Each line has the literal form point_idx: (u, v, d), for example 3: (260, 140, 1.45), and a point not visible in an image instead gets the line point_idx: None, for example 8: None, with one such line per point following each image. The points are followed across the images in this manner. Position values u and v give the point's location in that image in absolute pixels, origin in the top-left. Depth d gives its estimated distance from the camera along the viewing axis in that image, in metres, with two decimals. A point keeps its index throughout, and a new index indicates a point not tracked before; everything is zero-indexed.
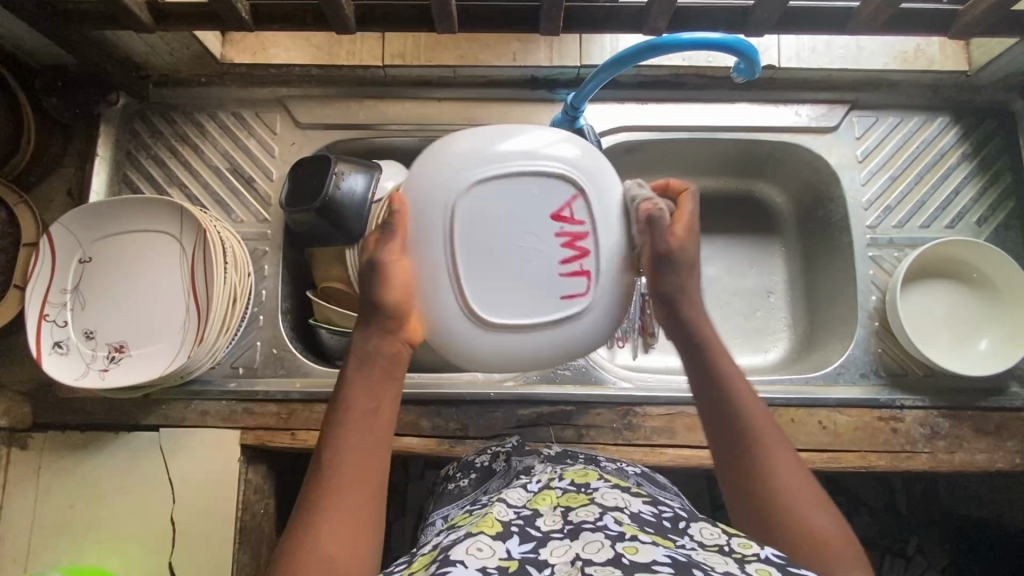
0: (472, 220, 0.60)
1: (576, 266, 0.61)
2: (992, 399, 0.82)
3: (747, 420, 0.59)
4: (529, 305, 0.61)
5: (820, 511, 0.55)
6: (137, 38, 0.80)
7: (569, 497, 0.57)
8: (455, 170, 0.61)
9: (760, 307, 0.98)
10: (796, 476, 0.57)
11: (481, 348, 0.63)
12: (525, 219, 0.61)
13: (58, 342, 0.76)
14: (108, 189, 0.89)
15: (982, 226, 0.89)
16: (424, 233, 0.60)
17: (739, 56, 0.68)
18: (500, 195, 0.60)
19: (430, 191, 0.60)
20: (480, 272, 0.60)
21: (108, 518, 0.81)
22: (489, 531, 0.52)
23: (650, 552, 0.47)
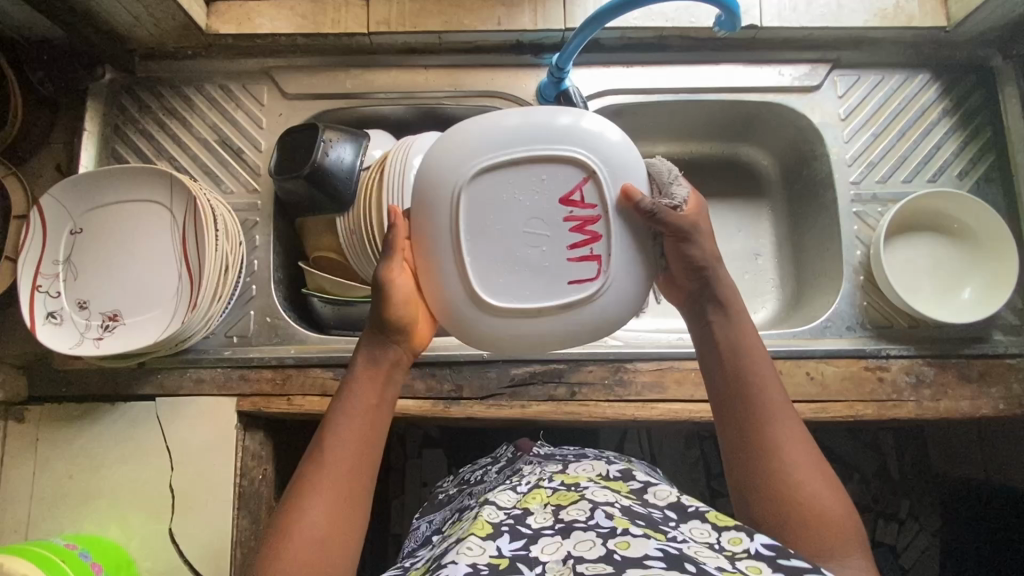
0: (478, 204, 0.58)
1: (587, 251, 0.59)
2: (975, 346, 0.84)
3: (757, 404, 0.61)
4: (537, 289, 0.59)
5: (825, 491, 0.57)
6: (121, 9, 0.80)
7: (557, 496, 0.61)
8: (463, 150, 0.59)
9: (749, 269, 1.00)
10: (802, 458, 0.59)
11: (490, 334, 0.61)
12: (533, 205, 0.59)
13: (52, 313, 0.77)
14: (97, 163, 0.89)
15: (963, 179, 0.90)
16: (432, 216, 0.59)
17: (719, 8, 0.70)
18: (508, 179, 0.58)
19: (437, 172, 0.59)
20: (486, 257, 0.59)
21: (107, 487, 0.82)
22: (479, 532, 0.55)
23: (642, 546, 0.49)
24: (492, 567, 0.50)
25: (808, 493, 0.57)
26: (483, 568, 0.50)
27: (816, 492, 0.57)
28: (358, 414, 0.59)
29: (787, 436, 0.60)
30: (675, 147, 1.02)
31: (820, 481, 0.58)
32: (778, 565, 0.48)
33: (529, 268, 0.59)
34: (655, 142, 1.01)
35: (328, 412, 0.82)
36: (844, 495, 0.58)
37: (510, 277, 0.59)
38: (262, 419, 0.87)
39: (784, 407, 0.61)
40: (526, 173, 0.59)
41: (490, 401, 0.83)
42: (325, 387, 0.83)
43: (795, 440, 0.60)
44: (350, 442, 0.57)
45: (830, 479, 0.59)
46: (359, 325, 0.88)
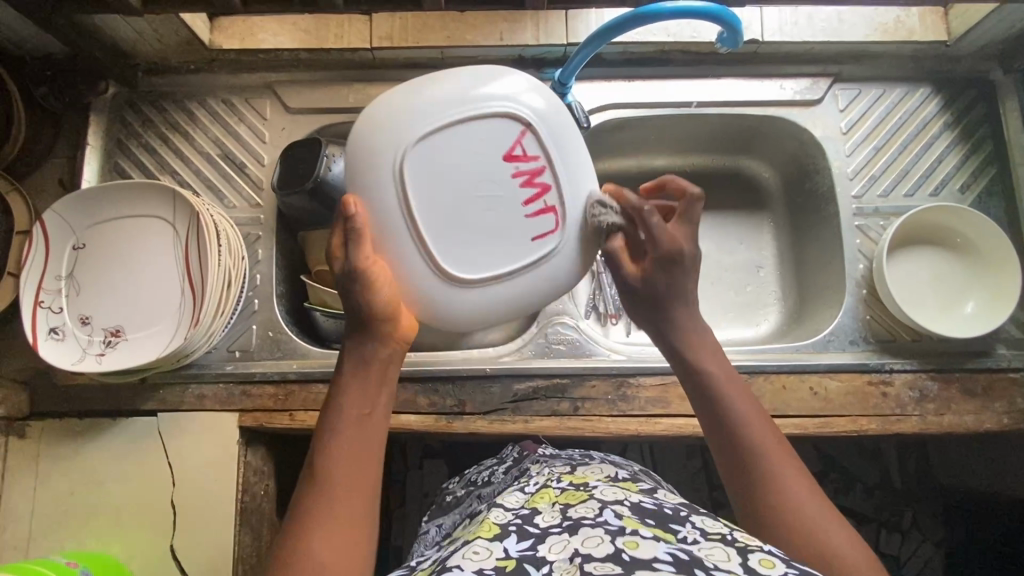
0: (426, 172, 0.58)
1: (540, 205, 0.61)
2: (979, 361, 0.84)
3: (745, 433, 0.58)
4: (502, 253, 0.61)
5: (835, 526, 0.53)
6: (125, 25, 0.80)
7: (567, 496, 0.60)
8: (402, 122, 0.58)
9: (751, 282, 1.00)
10: (803, 489, 0.55)
11: (459, 304, 0.62)
12: (479, 167, 0.59)
13: (53, 329, 0.77)
14: (100, 178, 0.89)
15: (965, 193, 0.90)
16: (381, 195, 0.58)
17: (721, 25, 0.71)
18: (451, 143, 0.59)
19: (378, 150, 0.58)
20: (443, 231, 0.59)
21: (108, 504, 0.81)
22: (486, 534, 0.55)
23: (651, 548, 0.47)
24: (500, 568, 0.49)
25: (820, 530, 0.53)
26: (489, 570, 0.48)
27: (828, 529, 0.53)
28: (349, 424, 0.56)
29: (786, 467, 0.57)
30: (676, 159, 1.02)
31: (830, 516, 0.54)
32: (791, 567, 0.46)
33: (483, 233, 0.60)
34: (656, 154, 1.01)
35: None
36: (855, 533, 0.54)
37: (472, 246, 0.60)
38: (264, 434, 0.87)
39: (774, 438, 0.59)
40: (465, 135, 0.59)
41: (493, 416, 0.82)
42: None
43: (791, 472, 0.57)
44: (342, 452, 0.55)
45: (837, 514, 0.54)
46: None
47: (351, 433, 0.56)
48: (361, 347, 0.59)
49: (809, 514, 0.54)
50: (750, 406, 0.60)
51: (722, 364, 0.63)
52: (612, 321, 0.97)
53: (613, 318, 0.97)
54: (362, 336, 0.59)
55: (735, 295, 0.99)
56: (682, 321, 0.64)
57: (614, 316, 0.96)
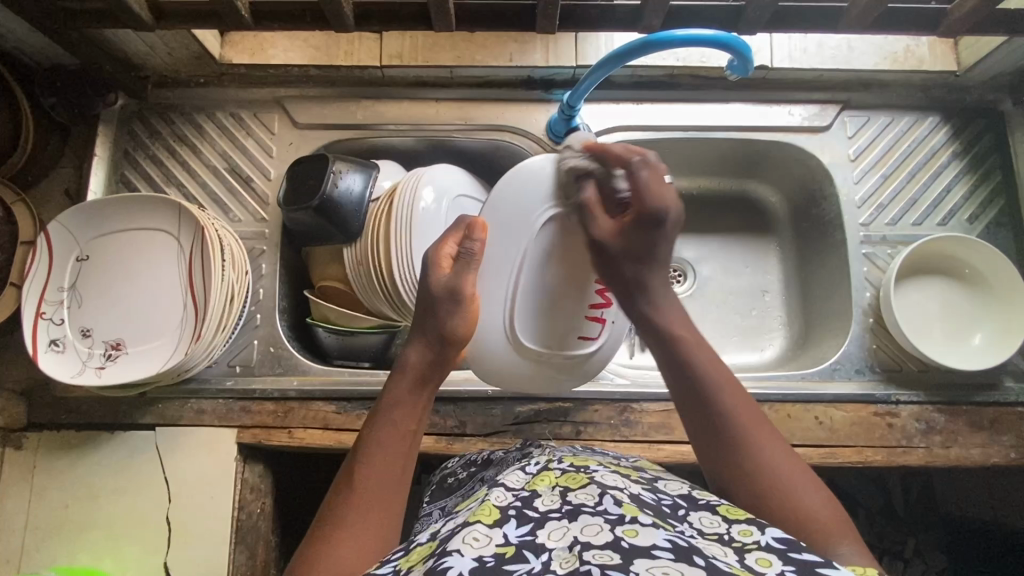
0: (535, 252, 0.69)
1: (599, 313, 0.72)
2: (986, 393, 0.83)
3: (708, 386, 0.59)
4: (556, 343, 0.73)
5: (811, 490, 0.54)
6: (136, 38, 0.80)
7: (567, 479, 0.55)
8: (534, 203, 0.68)
9: (756, 306, 0.99)
10: (774, 445, 0.56)
11: (506, 364, 0.74)
12: (572, 262, 0.70)
13: (54, 340, 0.76)
14: (106, 189, 0.89)
15: (974, 224, 0.90)
16: (496, 262, 0.69)
17: (732, 53, 0.70)
18: (558, 236, 0.69)
19: (508, 219, 0.68)
20: (528, 306, 0.70)
21: (103, 519, 0.80)
22: (486, 519, 0.50)
23: (650, 535, 0.45)
24: (499, 556, 0.45)
25: (786, 484, 0.54)
26: (488, 559, 0.45)
27: (798, 488, 0.53)
28: (394, 436, 0.58)
29: (755, 423, 0.57)
30: (682, 181, 1.02)
31: (799, 472, 0.55)
32: (789, 558, 0.44)
33: (554, 320, 0.71)
34: None
35: (331, 446, 0.82)
36: (829, 497, 0.54)
37: (536, 324, 0.71)
38: (262, 451, 0.86)
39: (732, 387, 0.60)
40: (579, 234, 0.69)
41: (493, 439, 0.82)
42: (327, 420, 0.83)
43: (767, 436, 0.57)
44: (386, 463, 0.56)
45: (809, 474, 0.55)
46: (363, 355, 0.87)
47: (399, 448, 0.58)
48: (419, 359, 0.63)
49: (781, 471, 0.54)
50: (714, 368, 0.61)
51: (690, 329, 0.64)
52: None
53: None
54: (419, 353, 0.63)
55: (740, 319, 0.98)
56: (652, 288, 0.66)
57: None
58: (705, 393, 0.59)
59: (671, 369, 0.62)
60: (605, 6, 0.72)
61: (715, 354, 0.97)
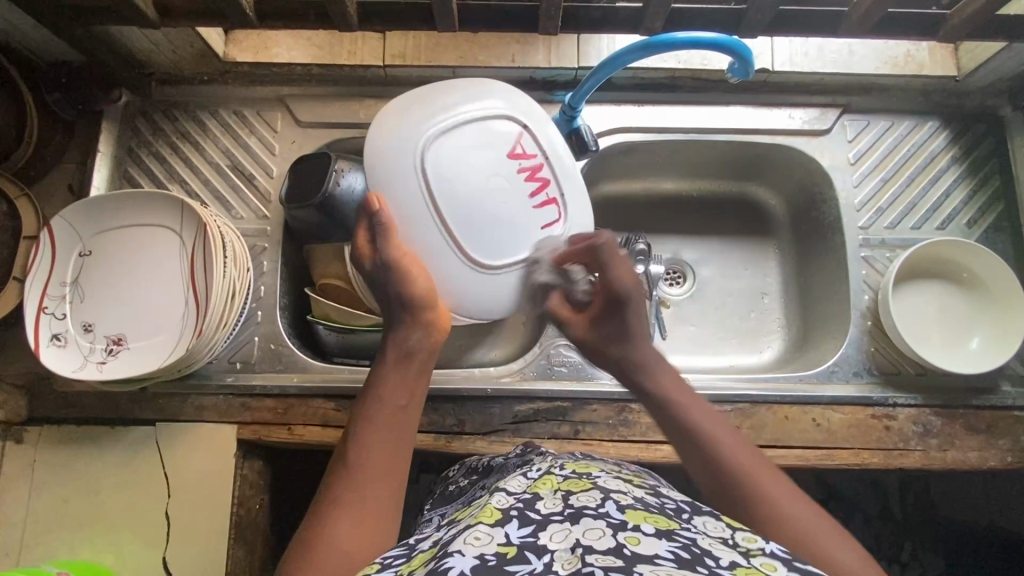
0: (440, 171, 0.67)
1: (542, 198, 0.72)
2: (983, 397, 0.83)
3: (719, 449, 0.60)
4: (519, 244, 0.72)
5: (840, 545, 0.52)
6: (141, 35, 0.81)
7: (569, 483, 0.56)
8: (407, 127, 0.68)
9: (755, 308, 1.00)
10: (794, 501, 0.55)
11: (483, 287, 0.72)
12: (485, 167, 0.69)
13: (56, 335, 0.77)
14: (109, 185, 0.90)
15: (972, 228, 0.90)
16: (407, 202, 0.67)
17: (732, 55, 0.71)
18: (455, 147, 0.68)
19: (390, 160, 0.67)
20: (468, 224, 0.69)
21: (103, 513, 0.81)
22: (488, 520, 0.51)
23: (652, 544, 0.45)
24: (500, 556, 0.46)
25: (819, 545, 0.51)
26: (490, 558, 0.46)
27: (827, 545, 0.51)
28: (389, 414, 0.60)
29: (770, 479, 0.57)
30: (682, 183, 1.02)
31: (816, 514, 0.54)
32: (793, 568, 0.45)
33: (501, 231, 0.70)
34: (663, 178, 1.02)
35: (330, 442, 0.82)
36: (857, 550, 0.52)
37: (488, 236, 0.70)
38: (262, 447, 0.86)
39: (743, 447, 0.60)
40: (479, 138, 0.69)
41: (492, 437, 0.82)
42: (327, 417, 0.83)
43: (786, 491, 0.56)
44: (378, 437, 0.58)
45: (836, 528, 0.53)
46: (365, 354, 0.88)
47: (389, 419, 0.59)
48: (406, 337, 0.65)
49: (806, 527, 0.53)
50: (715, 424, 0.62)
51: (686, 391, 0.66)
52: None
53: None
54: (404, 329, 0.65)
55: (739, 321, 0.99)
56: (637, 356, 0.69)
57: None
58: (710, 448, 0.60)
59: (681, 439, 0.62)
60: (607, 9, 0.73)
61: (713, 356, 0.97)
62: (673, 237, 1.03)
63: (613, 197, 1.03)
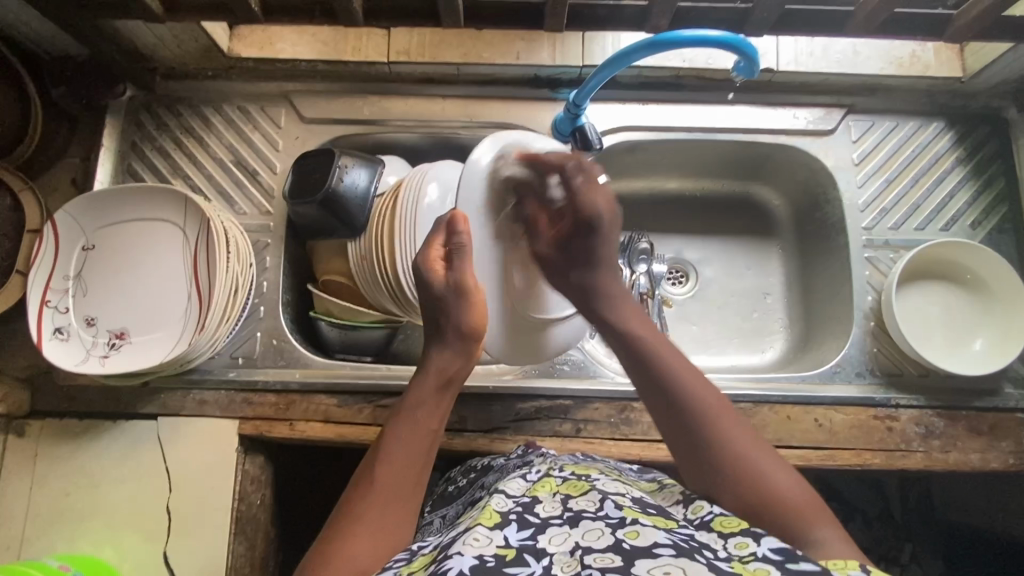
0: (512, 221, 0.71)
1: None
2: (986, 399, 0.83)
3: (675, 383, 0.61)
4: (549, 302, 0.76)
5: (783, 474, 0.55)
6: (146, 30, 0.81)
7: (568, 485, 0.57)
8: (502, 174, 0.70)
9: (758, 308, 0.99)
10: (744, 436, 0.58)
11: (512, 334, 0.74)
12: (549, 228, 0.72)
13: (59, 328, 0.77)
14: (113, 180, 0.90)
15: (976, 230, 0.90)
16: (479, 236, 0.69)
17: (739, 54, 0.70)
18: (529, 203, 0.71)
19: (480, 194, 0.69)
20: (515, 274, 0.72)
21: (105, 508, 0.81)
22: (486, 522, 0.50)
23: (651, 535, 0.46)
24: (500, 558, 0.46)
25: (759, 472, 0.55)
26: (489, 559, 0.46)
27: (769, 472, 0.55)
28: (417, 433, 0.60)
29: (723, 416, 0.59)
30: (687, 182, 1.02)
31: (769, 459, 0.56)
32: (787, 570, 0.44)
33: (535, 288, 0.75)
34: (666, 177, 1.02)
35: (331, 438, 0.82)
36: (801, 480, 0.55)
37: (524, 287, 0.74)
38: (263, 442, 0.86)
39: (699, 381, 0.61)
40: (551, 200, 0.72)
41: (493, 435, 0.82)
42: (328, 413, 0.83)
43: (738, 428, 0.58)
44: (405, 455, 0.59)
45: (780, 460, 0.57)
46: (365, 351, 0.89)
47: (417, 438, 0.60)
48: (443, 359, 0.65)
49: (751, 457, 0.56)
50: (680, 365, 0.63)
51: (651, 331, 0.67)
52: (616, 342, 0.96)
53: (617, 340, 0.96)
54: (442, 351, 0.65)
55: (741, 321, 0.99)
56: (606, 289, 0.70)
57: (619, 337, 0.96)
58: (671, 390, 0.61)
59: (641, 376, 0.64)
60: (612, 6, 0.73)
61: (715, 356, 0.97)
62: (676, 237, 1.03)
63: (616, 195, 1.03)
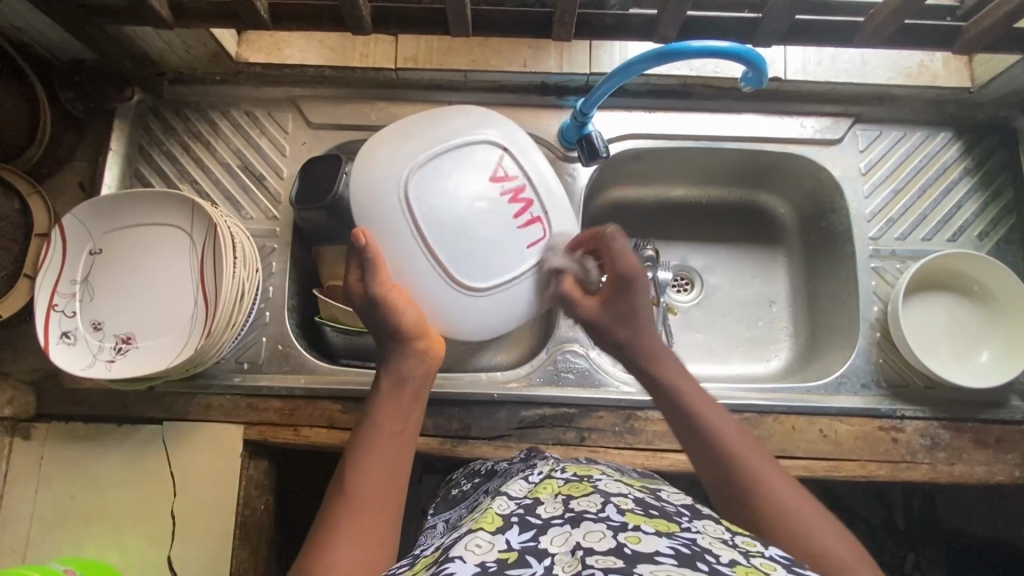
0: (424, 196, 0.72)
1: (527, 216, 0.75)
2: (992, 411, 0.83)
3: (718, 439, 0.60)
4: (508, 263, 0.75)
5: (832, 531, 0.53)
6: (155, 35, 0.81)
7: (569, 487, 0.56)
8: (389, 161, 0.73)
9: (763, 317, 0.99)
10: (792, 494, 0.55)
11: (474, 311, 0.75)
12: (471, 189, 0.73)
13: (65, 332, 0.77)
14: (120, 183, 0.90)
15: (984, 240, 0.90)
16: (392, 230, 0.71)
17: (746, 65, 0.70)
18: (438, 173, 0.73)
19: (377, 191, 0.72)
20: (452, 248, 0.73)
21: (109, 512, 0.81)
22: (488, 526, 0.50)
23: (652, 542, 0.46)
24: (501, 562, 0.46)
25: (813, 535, 0.52)
26: (491, 565, 0.45)
27: (818, 530, 0.53)
28: (383, 437, 0.60)
29: (768, 473, 0.57)
30: (692, 189, 1.02)
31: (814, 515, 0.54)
32: (793, 571, 0.45)
33: (483, 254, 0.74)
34: (672, 185, 1.02)
35: (335, 444, 0.82)
36: (849, 537, 0.53)
37: (476, 257, 0.74)
38: (267, 448, 0.86)
39: (742, 440, 0.60)
40: (461, 165, 0.74)
41: (498, 442, 0.82)
42: (333, 419, 0.83)
43: (782, 482, 0.57)
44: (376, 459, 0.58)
45: (827, 515, 0.54)
46: (370, 355, 0.89)
47: (385, 442, 0.60)
48: (400, 363, 0.66)
49: (801, 518, 0.53)
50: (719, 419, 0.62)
51: (688, 381, 0.66)
52: None
53: None
54: (397, 358, 0.66)
55: (746, 330, 0.99)
56: (636, 342, 0.69)
57: None
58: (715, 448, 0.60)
59: (682, 426, 0.63)
60: (621, 16, 0.73)
61: (720, 364, 0.97)
62: (681, 244, 1.03)
63: (622, 202, 1.03)
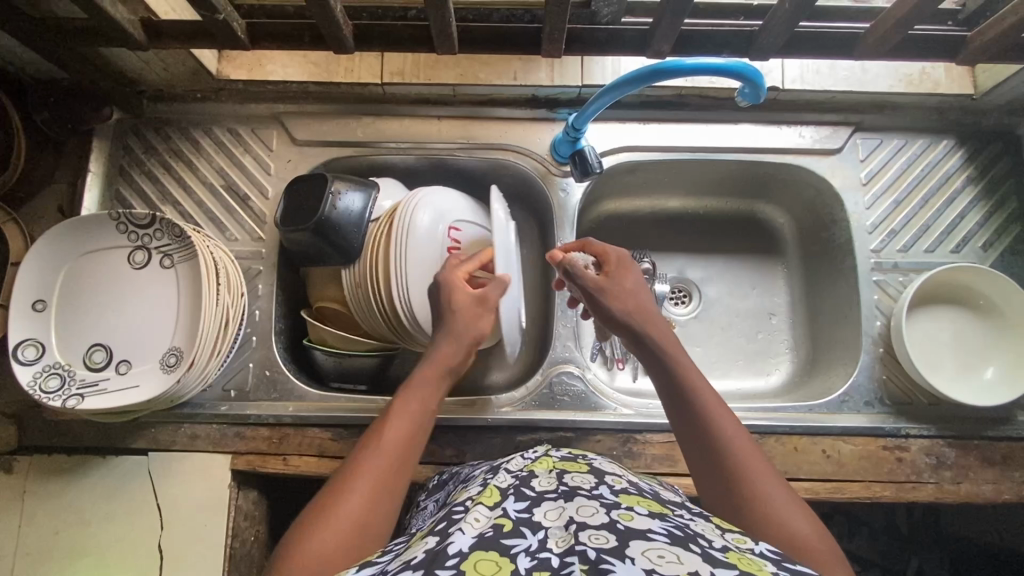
0: None
1: None
2: (997, 428, 0.81)
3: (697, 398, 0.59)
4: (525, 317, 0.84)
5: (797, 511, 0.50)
6: (132, 55, 0.78)
7: (566, 463, 0.54)
8: None
9: (762, 329, 0.97)
10: (764, 469, 0.53)
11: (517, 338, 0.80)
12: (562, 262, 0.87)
13: (20, 352, 0.72)
14: (100, 206, 0.87)
15: (988, 251, 0.88)
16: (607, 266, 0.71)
17: (743, 81, 0.67)
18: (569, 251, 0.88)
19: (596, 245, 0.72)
20: None
21: (92, 547, 0.78)
22: (487, 501, 0.47)
23: (646, 521, 0.43)
24: (497, 530, 0.43)
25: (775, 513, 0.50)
26: (488, 532, 0.42)
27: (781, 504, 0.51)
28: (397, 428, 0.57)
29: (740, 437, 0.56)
30: (688, 199, 1.00)
31: (784, 495, 0.52)
32: (782, 567, 0.42)
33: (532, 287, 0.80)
34: (668, 197, 0.99)
35: (326, 474, 0.80)
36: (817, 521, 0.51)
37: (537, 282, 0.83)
38: (256, 477, 0.84)
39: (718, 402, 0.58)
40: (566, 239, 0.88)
41: None
42: (323, 447, 0.81)
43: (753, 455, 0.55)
44: (387, 445, 0.55)
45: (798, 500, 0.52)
46: (358, 378, 0.87)
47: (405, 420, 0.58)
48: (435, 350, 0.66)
49: (769, 491, 0.52)
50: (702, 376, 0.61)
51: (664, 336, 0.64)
52: (618, 365, 0.94)
53: (619, 363, 0.94)
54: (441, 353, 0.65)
55: (747, 342, 0.96)
56: (615, 297, 0.67)
57: (621, 360, 0.94)
58: (703, 424, 0.57)
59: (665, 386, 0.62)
60: (613, 30, 0.70)
61: (720, 378, 0.95)
62: (679, 256, 1.01)
63: (617, 214, 1.01)
